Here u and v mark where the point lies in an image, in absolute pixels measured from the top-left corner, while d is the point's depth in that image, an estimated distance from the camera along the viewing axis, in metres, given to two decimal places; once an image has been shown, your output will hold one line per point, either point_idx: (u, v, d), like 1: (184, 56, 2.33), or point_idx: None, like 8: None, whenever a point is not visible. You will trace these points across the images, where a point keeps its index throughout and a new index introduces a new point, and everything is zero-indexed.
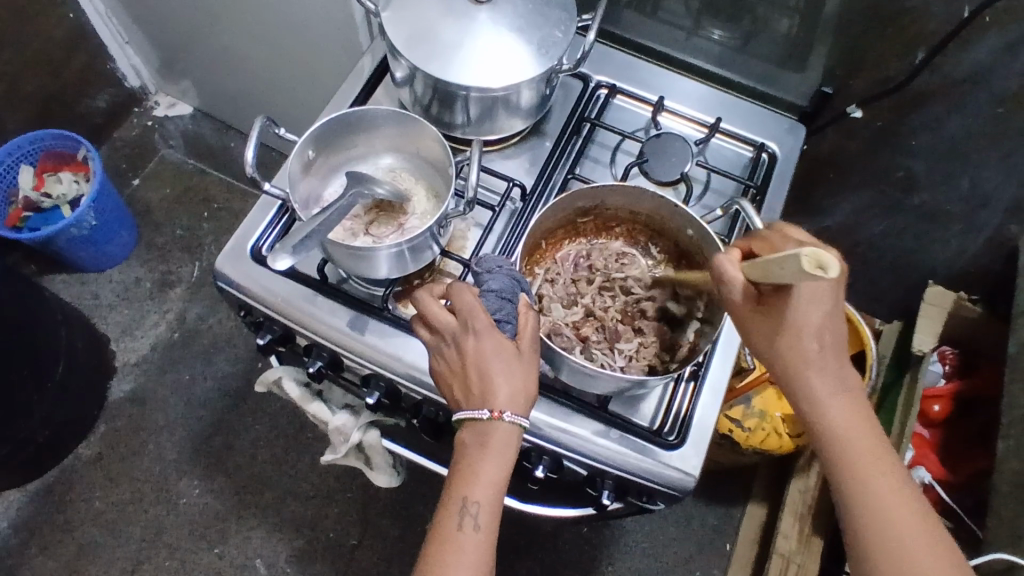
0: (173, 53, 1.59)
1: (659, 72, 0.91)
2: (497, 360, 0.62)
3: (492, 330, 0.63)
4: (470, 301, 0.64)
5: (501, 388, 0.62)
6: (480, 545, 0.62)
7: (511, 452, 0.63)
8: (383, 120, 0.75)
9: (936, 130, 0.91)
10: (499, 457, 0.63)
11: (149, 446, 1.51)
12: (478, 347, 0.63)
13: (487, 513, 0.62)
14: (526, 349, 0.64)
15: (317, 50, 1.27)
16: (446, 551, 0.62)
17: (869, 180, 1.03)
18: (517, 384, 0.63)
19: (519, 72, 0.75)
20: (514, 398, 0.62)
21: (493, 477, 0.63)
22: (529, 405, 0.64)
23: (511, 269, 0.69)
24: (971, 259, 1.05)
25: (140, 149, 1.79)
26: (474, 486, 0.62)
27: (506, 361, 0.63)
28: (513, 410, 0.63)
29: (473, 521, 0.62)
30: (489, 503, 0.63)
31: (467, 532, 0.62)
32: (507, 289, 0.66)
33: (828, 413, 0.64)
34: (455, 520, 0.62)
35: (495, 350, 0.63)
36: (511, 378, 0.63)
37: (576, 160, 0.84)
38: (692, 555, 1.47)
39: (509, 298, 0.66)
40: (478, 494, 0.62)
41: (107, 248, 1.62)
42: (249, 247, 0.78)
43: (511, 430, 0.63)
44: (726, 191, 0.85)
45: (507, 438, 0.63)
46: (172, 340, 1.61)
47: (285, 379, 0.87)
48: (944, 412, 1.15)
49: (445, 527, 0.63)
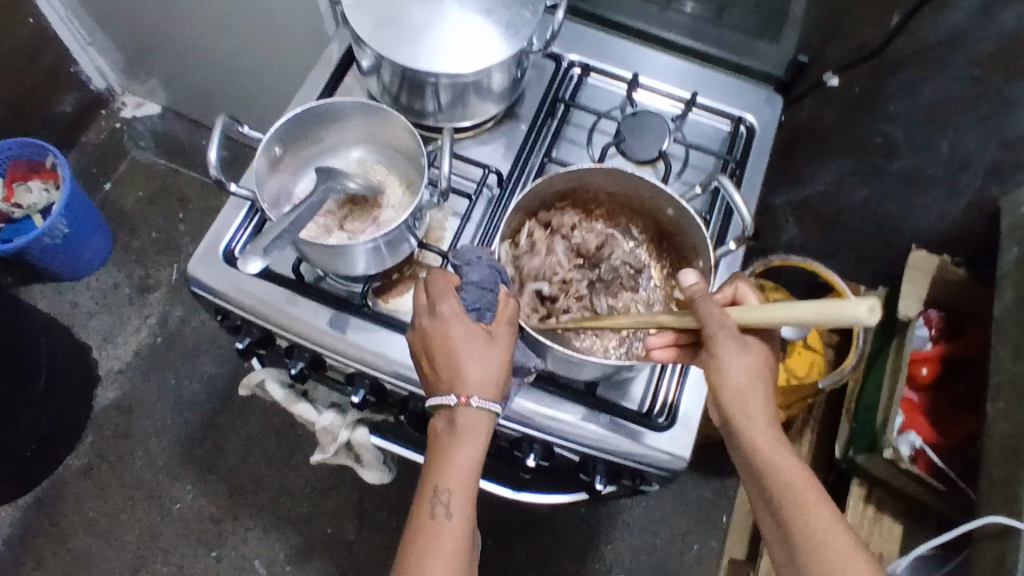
0: (137, 52, 1.55)
1: (632, 47, 0.89)
2: (464, 345, 0.62)
3: (459, 315, 0.63)
4: (442, 286, 0.64)
5: (469, 374, 0.61)
6: (457, 533, 0.62)
7: (483, 438, 0.62)
8: (351, 112, 0.73)
9: (914, 95, 0.90)
10: (469, 444, 0.62)
11: (139, 453, 1.49)
12: (445, 335, 0.62)
13: (459, 500, 0.62)
14: (498, 334, 0.63)
15: (283, 40, 1.24)
16: (423, 540, 0.62)
17: (849, 149, 1.02)
18: (486, 371, 0.62)
19: (487, 56, 0.73)
20: (482, 382, 0.61)
21: (465, 466, 0.62)
22: (499, 392, 0.63)
23: (489, 257, 0.67)
24: (954, 221, 1.05)
25: (110, 152, 1.75)
26: (445, 474, 0.61)
27: (474, 347, 0.62)
28: (481, 396, 0.61)
29: (445, 508, 0.62)
30: (461, 490, 0.62)
31: (442, 520, 0.62)
32: (488, 279, 0.65)
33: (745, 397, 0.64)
34: (429, 509, 0.62)
35: (463, 336, 0.62)
36: (480, 365, 0.61)
37: (552, 143, 0.83)
38: (689, 528, 1.48)
39: (490, 287, 0.65)
40: (449, 482, 0.61)
41: (82, 255, 1.58)
42: (221, 250, 0.76)
43: (482, 416, 0.62)
44: (706, 166, 0.84)
45: (477, 425, 0.62)
46: (155, 345, 1.59)
47: (268, 381, 0.87)
48: (932, 374, 1.16)
49: (421, 518, 0.62)
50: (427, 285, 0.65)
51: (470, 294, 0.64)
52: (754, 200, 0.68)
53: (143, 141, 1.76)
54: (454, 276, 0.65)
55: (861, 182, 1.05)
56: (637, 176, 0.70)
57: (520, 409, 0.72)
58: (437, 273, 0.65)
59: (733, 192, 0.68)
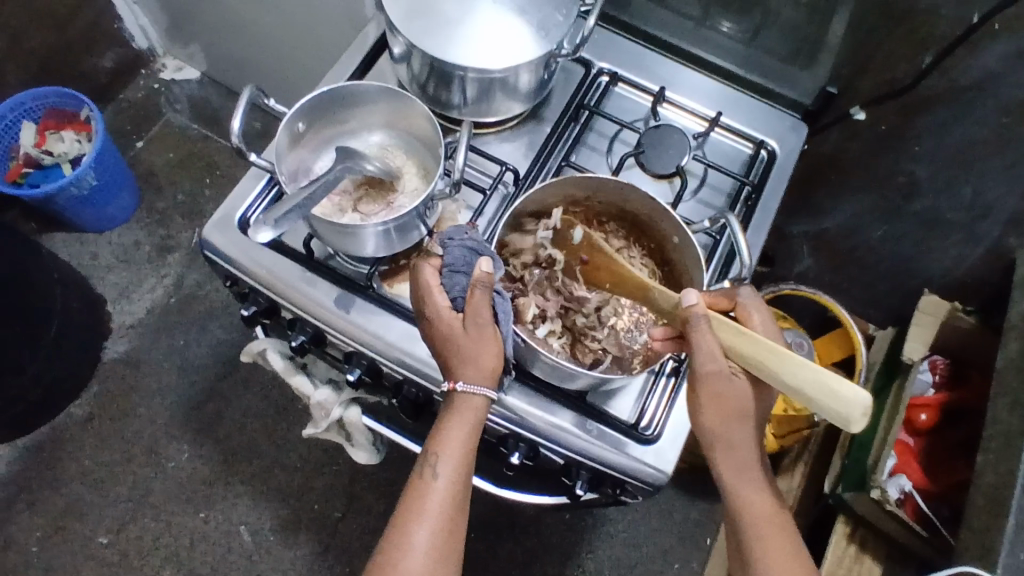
0: (181, 15, 1.58)
1: (663, 61, 0.90)
2: (448, 337, 0.63)
3: (441, 308, 0.63)
4: (424, 277, 0.64)
5: (453, 363, 0.64)
6: (443, 495, 0.64)
7: (473, 414, 0.64)
8: (376, 97, 0.74)
9: (941, 136, 0.89)
10: (460, 417, 0.64)
11: (141, 409, 1.52)
12: (432, 328, 0.64)
13: (447, 465, 0.64)
14: (472, 324, 0.63)
15: (324, 21, 1.26)
16: (412, 498, 0.65)
17: (871, 185, 1.01)
18: (473, 359, 0.63)
19: (517, 55, 0.74)
20: (466, 370, 0.63)
21: (458, 435, 0.64)
22: (488, 377, 0.64)
23: (471, 238, 0.66)
24: (968, 269, 1.03)
25: (146, 112, 1.79)
26: (437, 439, 0.64)
27: (454, 341, 0.63)
28: (466, 380, 0.63)
29: (434, 470, 0.64)
30: (451, 456, 0.64)
31: (430, 481, 0.64)
32: (460, 262, 0.64)
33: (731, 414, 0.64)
34: (421, 469, 0.65)
35: (445, 330, 0.63)
36: (466, 355, 0.63)
37: (572, 147, 0.83)
38: (672, 547, 1.48)
39: (462, 270, 0.64)
40: (436, 447, 0.64)
41: (107, 209, 1.62)
42: (236, 218, 0.78)
43: (478, 400, 0.64)
44: (723, 187, 0.85)
45: (471, 406, 0.64)
46: (169, 305, 1.62)
47: (269, 351, 0.87)
48: (930, 421, 1.14)
49: (415, 477, 0.65)
50: (414, 276, 0.66)
51: (452, 280, 0.64)
52: (759, 240, 0.67)
53: (179, 105, 1.80)
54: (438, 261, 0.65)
55: (879, 219, 1.04)
56: (651, 199, 0.70)
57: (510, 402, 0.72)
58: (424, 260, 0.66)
59: (738, 233, 0.68)
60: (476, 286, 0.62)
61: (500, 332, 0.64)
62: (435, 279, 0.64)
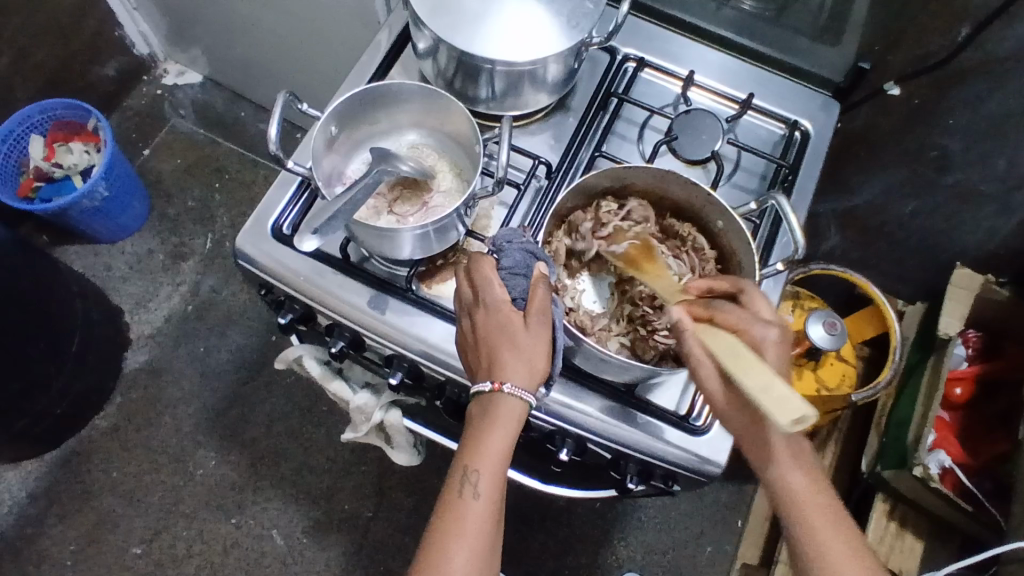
0: (183, 19, 1.56)
1: (688, 45, 0.88)
2: (503, 333, 0.62)
3: (501, 301, 0.63)
4: (484, 272, 0.64)
5: (506, 363, 0.62)
6: (482, 514, 0.62)
7: (514, 424, 0.62)
8: (411, 95, 0.72)
9: (976, 107, 0.87)
10: (502, 429, 0.62)
11: (166, 418, 1.52)
12: (487, 321, 0.63)
13: (487, 482, 0.62)
14: (534, 320, 0.62)
15: (332, 19, 1.24)
16: (449, 517, 0.62)
17: (902, 160, 0.99)
18: (526, 358, 0.62)
19: (544, 49, 0.72)
20: (518, 370, 0.62)
21: (497, 449, 0.62)
22: (536, 381, 0.63)
23: (529, 241, 0.67)
24: (1003, 240, 1.02)
25: (151, 118, 1.77)
26: (476, 455, 0.62)
27: (512, 336, 0.62)
28: (515, 381, 0.61)
29: (473, 488, 0.62)
30: (490, 472, 0.62)
31: (468, 500, 0.62)
32: (520, 265, 0.65)
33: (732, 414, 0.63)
34: (457, 488, 0.62)
35: (502, 322, 0.62)
36: (520, 353, 0.62)
37: (603, 137, 0.82)
38: (704, 530, 1.48)
39: (521, 272, 0.65)
40: (479, 463, 0.62)
41: (120, 219, 1.60)
42: (269, 225, 0.76)
43: (517, 405, 0.62)
44: (758, 169, 0.83)
45: (513, 412, 0.62)
46: (186, 313, 1.61)
47: (306, 358, 0.86)
48: (965, 395, 1.14)
49: (450, 496, 0.63)
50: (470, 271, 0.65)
51: (512, 280, 0.65)
52: (812, 221, 0.65)
53: (183, 110, 1.78)
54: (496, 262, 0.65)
55: (910, 194, 1.03)
56: (691, 182, 0.68)
57: (552, 401, 0.71)
58: (480, 256, 0.65)
59: (789, 215, 0.66)
60: (538, 284, 0.63)
61: (553, 336, 0.64)
62: (495, 275, 0.64)
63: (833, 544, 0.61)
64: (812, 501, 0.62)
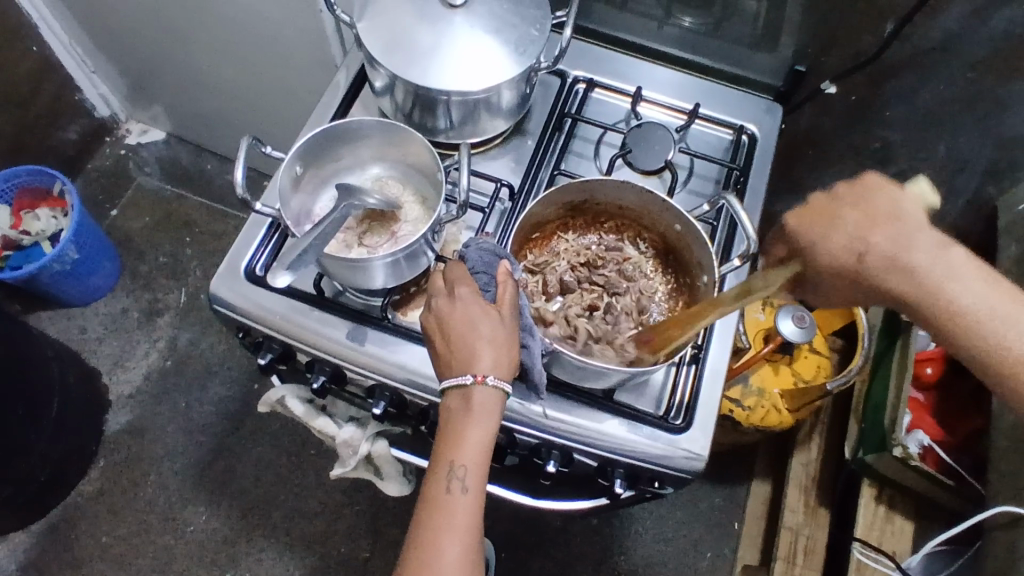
0: (142, 79, 1.58)
1: (635, 64, 0.92)
2: (480, 325, 0.63)
3: (474, 295, 0.65)
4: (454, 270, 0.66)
5: (485, 353, 0.63)
6: (470, 508, 0.61)
7: (492, 414, 0.62)
8: (371, 131, 0.75)
9: (911, 101, 0.92)
10: (484, 419, 0.62)
11: (152, 476, 1.50)
12: (461, 312, 0.64)
13: (473, 475, 0.61)
14: (506, 312, 0.65)
15: (291, 67, 1.27)
16: (437, 516, 0.61)
17: (848, 154, 1.03)
18: (501, 350, 0.63)
19: (494, 79, 0.75)
20: (498, 361, 0.63)
21: (479, 442, 0.62)
22: (512, 371, 0.64)
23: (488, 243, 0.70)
24: (954, 222, 1.07)
25: (117, 179, 1.78)
26: (459, 449, 0.61)
27: (490, 328, 0.63)
28: (497, 373, 0.63)
29: (461, 483, 0.61)
30: (475, 464, 0.61)
31: (457, 496, 0.61)
32: (483, 262, 0.68)
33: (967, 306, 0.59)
34: (443, 484, 0.61)
35: (478, 315, 0.64)
36: (496, 345, 0.63)
37: (561, 156, 0.85)
38: (702, 536, 1.49)
39: (484, 269, 0.68)
40: (465, 457, 0.61)
41: (91, 281, 1.60)
42: (243, 268, 0.78)
43: (495, 394, 0.63)
44: (711, 174, 0.87)
45: (492, 402, 0.62)
46: (165, 368, 1.60)
47: (288, 398, 0.86)
48: (936, 374, 1.16)
49: (436, 494, 0.61)
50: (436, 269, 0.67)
51: (477, 278, 0.67)
52: (762, 217, 0.68)
53: (148, 168, 1.79)
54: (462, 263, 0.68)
55: None
56: (646, 190, 0.71)
57: (515, 409, 0.73)
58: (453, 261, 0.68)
59: (741, 213, 0.68)
60: (506, 278, 0.66)
61: (520, 332, 0.66)
62: (464, 273, 0.66)
63: None
64: None
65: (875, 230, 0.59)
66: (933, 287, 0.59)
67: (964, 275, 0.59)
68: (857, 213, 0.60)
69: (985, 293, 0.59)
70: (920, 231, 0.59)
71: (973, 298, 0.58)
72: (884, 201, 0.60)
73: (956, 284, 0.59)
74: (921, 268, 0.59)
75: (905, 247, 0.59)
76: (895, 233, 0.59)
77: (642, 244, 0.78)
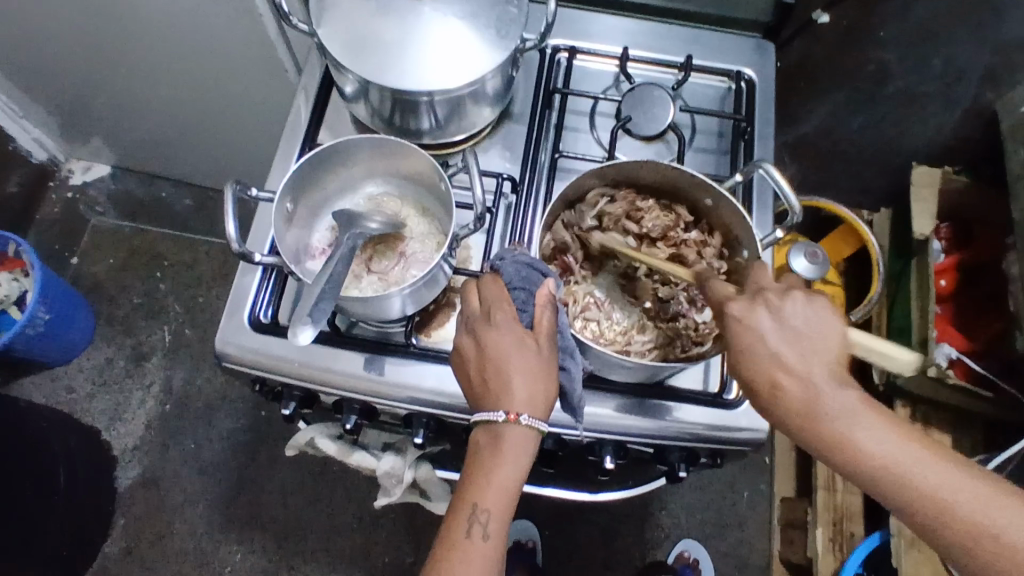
0: (76, 115, 1.47)
1: (613, 23, 0.87)
2: (516, 358, 0.59)
3: (512, 322, 0.60)
4: (492, 292, 0.61)
5: (520, 390, 0.59)
6: (488, 554, 0.59)
7: (521, 455, 0.59)
8: (360, 149, 0.69)
9: (904, 16, 0.88)
10: (513, 462, 0.59)
11: (177, 525, 1.45)
12: (496, 344, 0.60)
13: (496, 521, 0.59)
14: (543, 341, 0.60)
15: (237, 80, 1.18)
16: (452, 557, 0.59)
17: (841, 79, 1.00)
18: (537, 385, 0.59)
19: (476, 66, 0.69)
20: (532, 399, 0.59)
21: (506, 487, 0.59)
22: (547, 408, 0.60)
23: (522, 253, 0.65)
24: (953, 132, 1.04)
25: (71, 224, 1.67)
26: (486, 494, 0.59)
27: (525, 361, 0.59)
28: (529, 412, 0.59)
29: (482, 529, 0.59)
30: (499, 511, 0.59)
31: (475, 540, 0.59)
32: (522, 280, 0.63)
33: (835, 417, 0.52)
34: (464, 527, 0.59)
35: (514, 349, 0.59)
36: (533, 379, 0.59)
37: (558, 137, 0.79)
38: (736, 476, 1.50)
39: (521, 288, 0.63)
40: (489, 502, 0.59)
41: (69, 337, 1.51)
42: (247, 318, 0.72)
43: (528, 434, 0.59)
44: (715, 128, 0.83)
45: (523, 442, 0.59)
46: (165, 413, 1.54)
47: (318, 438, 0.83)
48: (951, 284, 1.18)
49: (453, 535, 0.60)
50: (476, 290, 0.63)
51: (514, 296, 0.63)
52: (804, 185, 0.65)
53: (100, 206, 1.69)
54: (498, 279, 0.63)
55: (856, 111, 1.04)
56: (673, 168, 0.67)
57: (553, 414, 0.69)
58: (487, 278, 0.63)
59: (780, 180, 0.65)
60: (545, 304, 0.61)
61: (557, 358, 0.62)
62: (503, 297, 0.61)
63: (931, 517, 0.52)
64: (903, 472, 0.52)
65: (794, 344, 0.54)
66: (837, 434, 0.52)
67: (830, 387, 0.53)
68: (780, 319, 0.55)
69: (894, 439, 0.52)
70: (789, 332, 0.55)
71: (885, 446, 0.52)
72: (818, 313, 0.56)
73: (843, 401, 0.53)
74: (839, 417, 0.52)
75: (817, 388, 0.53)
76: (805, 369, 0.54)
77: (683, 215, 0.73)
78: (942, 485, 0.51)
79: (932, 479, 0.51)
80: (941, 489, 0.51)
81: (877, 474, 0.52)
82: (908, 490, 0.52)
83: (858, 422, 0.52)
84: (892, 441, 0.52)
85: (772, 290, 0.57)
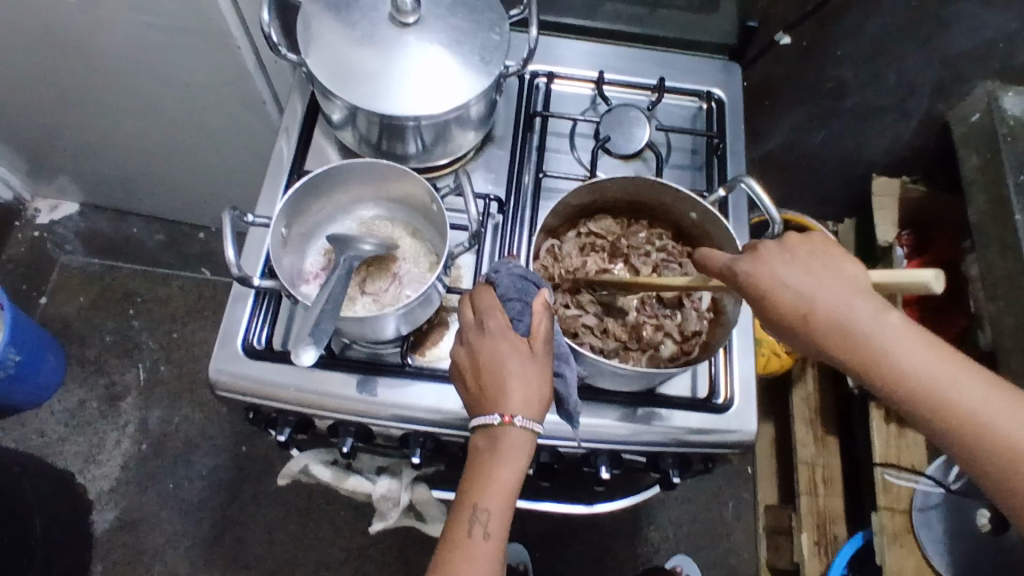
0: (45, 153, 1.45)
1: (586, 48, 0.90)
2: (511, 362, 0.60)
3: (504, 329, 0.62)
4: (486, 300, 0.63)
5: (515, 393, 0.59)
6: (490, 554, 0.58)
7: (521, 454, 0.59)
8: (351, 174, 0.70)
9: (857, 35, 0.94)
10: (512, 462, 0.59)
11: (157, 568, 1.41)
12: (492, 349, 0.61)
13: (497, 520, 0.59)
14: (538, 345, 0.62)
15: (212, 114, 1.19)
16: (454, 559, 0.58)
17: (803, 96, 1.05)
18: (533, 388, 0.60)
19: (460, 88, 0.71)
20: (527, 401, 0.59)
21: (507, 485, 0.59)
22: (543, 410, 0.61)
23: (517, 267, 0.67)
24: (908, 142, 1.11)
25: (38, 265, 1.64)
26: (487, 493, 0.58)
27: (521, 364, 0.60)
28: (524, 414, 0.59)
29: (483, 528, 0.58)
30: (501, 510, 0.59)
31: (477, 540, 0.58)
32: (514, 290, 0.64)
33: (873, 337, 0.54)
34: (466, 527, 0.59)
35: (509, 353, 0.61)
36: (529, 382, 0.60)
37: (541, 157, 0.82)
38: (721, 487, 1.52)
39: (514, 297, 0.64)
40: (489, 501, 0.58)
41: (40, 380, 1.47)
42: (240, 345, 0.72)
43: (525, 436, 0.59)
44: (689, 146, 0.86)
45: (521, 443, 0.59)
46: (141, 453, 1.50)
47: (312, 465, 0.82)
48: (914, 289, 1.24)
49: (455, 535, 0.59)
50: (471, 300, 0.64)
51: (510, 306, 0.64)
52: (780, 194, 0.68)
53: (69, 245, 1.66)
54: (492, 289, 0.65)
55: (818, 125, 1.10)
56: (659, 182, 0.70)
57: (550, 423, 0.71)
58: (480, 287, 0.65)
59: (761, 193, 0.68)
60: (540, 310, 0.63)
61: (552, 364, 0.63)
62: (496, 304, 0.63)
63: (969, 437, 0.53)
64: (949, 394, 0.53)
65: (829, 282, 0.55)
66: (876, 357, 0.54)
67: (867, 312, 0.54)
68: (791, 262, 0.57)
69: (936, 363, 0.54)
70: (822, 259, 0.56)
71: (921, 363, 0.54)
72: (820, 240, 0.57)
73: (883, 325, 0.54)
74: (877, 341, 0.54)
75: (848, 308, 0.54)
76: (845, 303, 0.55)
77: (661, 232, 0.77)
78: (969, 398, 0.53)
79: (974, 399, 0.53)
80: (987, 410, 0.53)
81: (909, 393, 0.54)
82: (946, 408, 0.53)
83: (889, 333, 0.54)
84: (931, 363, 0.54)
85: (776, 242, 0.58)
